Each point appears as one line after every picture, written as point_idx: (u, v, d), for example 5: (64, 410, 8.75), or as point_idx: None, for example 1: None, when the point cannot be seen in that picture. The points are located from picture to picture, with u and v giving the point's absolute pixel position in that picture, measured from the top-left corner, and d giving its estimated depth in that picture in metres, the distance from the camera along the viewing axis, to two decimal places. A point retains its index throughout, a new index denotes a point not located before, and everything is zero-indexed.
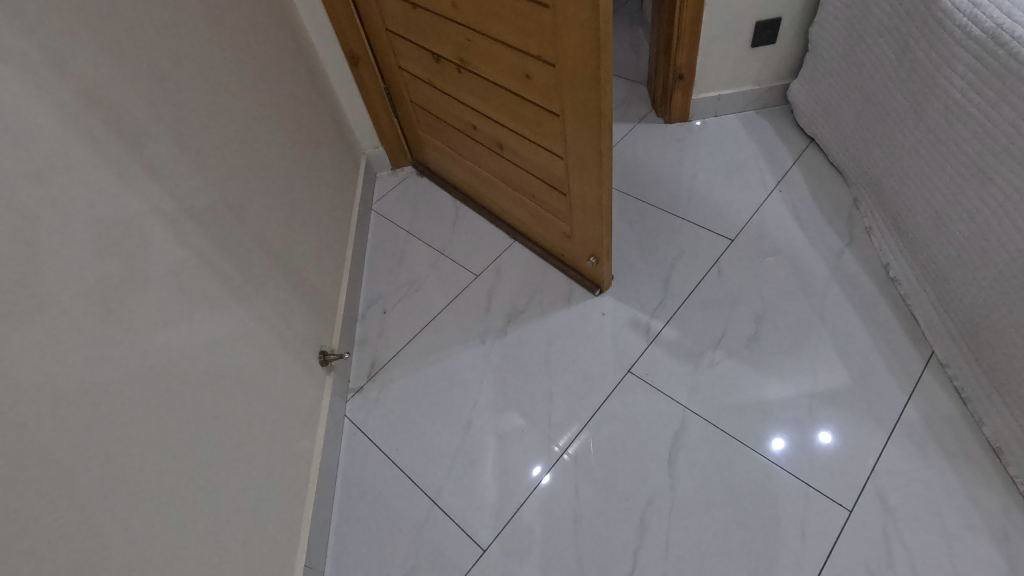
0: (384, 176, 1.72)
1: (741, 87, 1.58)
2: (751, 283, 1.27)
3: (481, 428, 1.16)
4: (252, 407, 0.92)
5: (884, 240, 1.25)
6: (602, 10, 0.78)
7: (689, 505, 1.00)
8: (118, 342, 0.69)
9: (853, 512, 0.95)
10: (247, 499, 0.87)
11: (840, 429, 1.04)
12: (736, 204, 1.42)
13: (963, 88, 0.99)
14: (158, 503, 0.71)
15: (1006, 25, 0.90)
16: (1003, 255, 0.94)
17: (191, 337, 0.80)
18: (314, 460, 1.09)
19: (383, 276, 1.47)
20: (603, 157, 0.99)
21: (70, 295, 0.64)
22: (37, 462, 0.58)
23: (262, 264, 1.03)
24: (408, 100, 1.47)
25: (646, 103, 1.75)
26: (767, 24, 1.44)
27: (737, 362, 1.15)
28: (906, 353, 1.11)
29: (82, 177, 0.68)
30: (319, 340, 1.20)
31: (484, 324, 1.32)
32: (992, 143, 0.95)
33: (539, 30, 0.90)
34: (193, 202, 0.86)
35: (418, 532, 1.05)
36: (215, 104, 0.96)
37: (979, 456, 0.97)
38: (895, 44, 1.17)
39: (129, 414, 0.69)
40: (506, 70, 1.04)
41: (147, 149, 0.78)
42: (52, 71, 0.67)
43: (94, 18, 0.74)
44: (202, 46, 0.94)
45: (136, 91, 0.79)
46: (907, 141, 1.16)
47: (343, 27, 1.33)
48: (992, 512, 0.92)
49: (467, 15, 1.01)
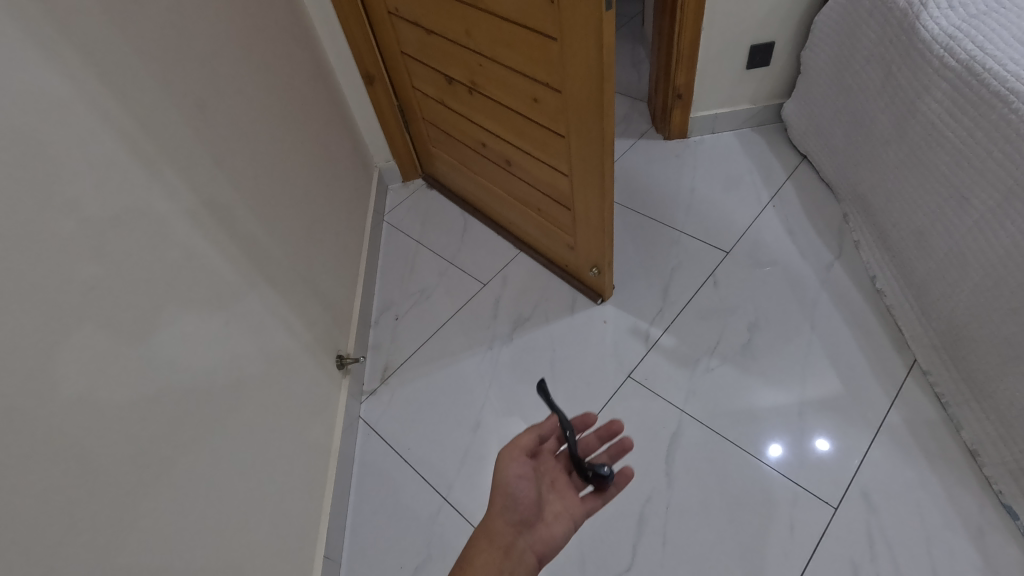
0: (395, 188, 1.79)
1: (737, 105, 1.66)
2: (746, 293, 1.33)
3: (488, 429, 1.22)
4: (275, 408, 0.99)
5: (871, 253, 1.32)
6: (605, 45, 0.85)
7: (684, 504, 1.06)
8: (159, 343, 0.75)
9: (838, 509, 1.01)
10: (271, 494, 0.94)
11: (827, 434, 1.10)
12: (732, 217, 1.49)
13: (942, 113, 1.07)
14: (195, 493, 0.77)
15: (979, 58, 0.99)
16: (978, 270, 1.01)
17: (221, 342, 0.87)
18: (331, 458, 1.15)
19: (395, 284, 1.53)
20: (605, 176, 1.06)
21: (125, 303, 0.71)
22: (101, 451, 0.65)
23: (284, 273, 1.10)
24: (420, 117, 1.54)
25: (646, 120, 1.82)
26: (761, 48, 1.51)
27: (731, 368, 1.22)
28: (890, 361, 1.17)
29: (136, 196, 0.75)
30: (335, 344, 1.27)
31: (491, 330, 1.39)
32: (969, 165, 1.02)
33: (548, 59, 0.97)
34: (224, 218, 0.93)
35: (429, 527, 1.12)
36: (243, 125, 1.03)
37: (957, 457, 1.03)
38: (880, 70, 1.25)
39: (169, 410, 0.75)
40: (515, 93, 1.12)
41: (187, 169, 0.86)
42: (112, 101, 0.74)
43: (144, 51, 0.81)
44: (233, 71, 1.02)
45: (178, 116, 0.86)
46: (891, 161, 1.23)
47: (361, 50, 1.41)
48: (969, 510, 0.98)
49: (480, 43, 1.08)
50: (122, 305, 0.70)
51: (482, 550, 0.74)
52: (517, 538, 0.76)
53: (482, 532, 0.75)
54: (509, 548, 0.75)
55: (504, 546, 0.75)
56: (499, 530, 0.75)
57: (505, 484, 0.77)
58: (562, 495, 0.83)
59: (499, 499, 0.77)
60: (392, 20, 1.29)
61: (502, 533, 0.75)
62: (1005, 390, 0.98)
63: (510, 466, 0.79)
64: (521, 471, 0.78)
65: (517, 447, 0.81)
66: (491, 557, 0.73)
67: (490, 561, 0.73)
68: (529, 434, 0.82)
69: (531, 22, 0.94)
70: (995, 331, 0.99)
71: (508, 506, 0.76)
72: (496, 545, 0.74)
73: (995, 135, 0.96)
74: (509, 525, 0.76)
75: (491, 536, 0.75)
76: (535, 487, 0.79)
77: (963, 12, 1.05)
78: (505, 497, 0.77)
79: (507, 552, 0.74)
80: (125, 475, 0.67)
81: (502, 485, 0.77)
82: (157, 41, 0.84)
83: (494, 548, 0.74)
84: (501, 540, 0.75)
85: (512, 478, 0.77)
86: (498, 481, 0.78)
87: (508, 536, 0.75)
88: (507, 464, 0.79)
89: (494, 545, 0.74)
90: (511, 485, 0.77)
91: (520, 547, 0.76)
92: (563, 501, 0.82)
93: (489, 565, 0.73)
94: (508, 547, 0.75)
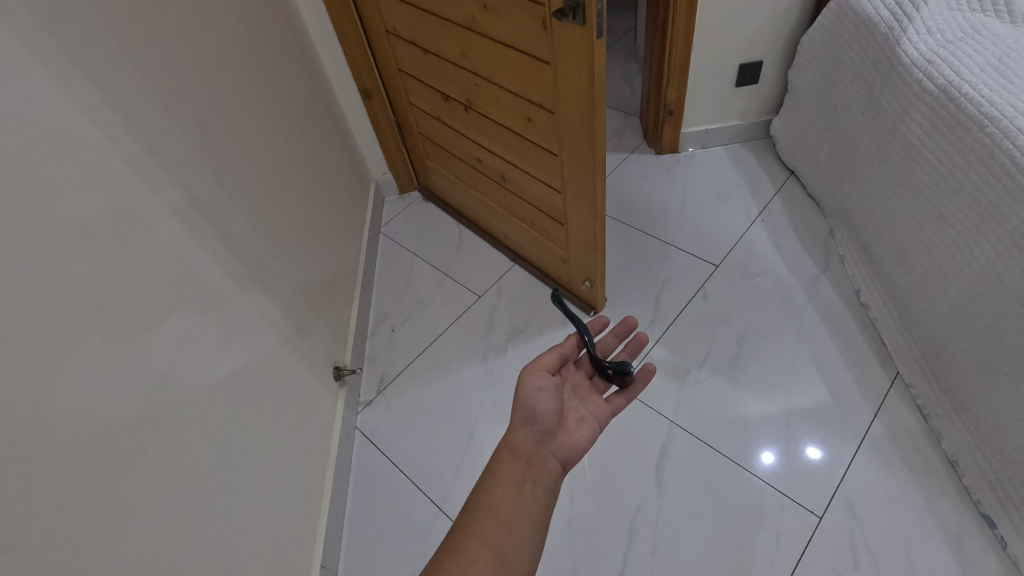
0: (392, 200, 1.82)
1: (727, 121, 1.70)
2: (735, 305, 1.36)
3: (482, 439, 1.25)
4: (274, 418, 1.01)
5: (856, 267, 1.35)
6: (597, 71, 0.88)
7: (673, 512, 1.09)
8: (158, 358, 0.77)
9: (823, 518, 1.04)
10: (270, 505, 0.96)
11: (813, 444, 1.13)
12: (721, 231, 1.53)
13: (921, 135, 1.11)
14: (195, 504, 0.79)
15: (956, 83, 1.03)
16: (956, 287, 1.05)
17: (221, 356, 0.89)
18: (327, 468, 1.17)
19: (391, 295, 1.56)
20: (597, 194, 1.09)
21: (130, 320, 0.73)
22: (104, 463, 0.67)
23: (283, 287, 1.12)
24: (416, 132, 1.58)
25: (638, 134, 1.86)
26: (749, 67, 1.56)
27: (720, 379, 1.25)
28: (874, 373, 1.20)
29: (141, 216, 0.78)
30: (333, 356, 1.29)
31: (486, 341, 1.41)
32: (947, 185, 1.06)
33: (541, 82, 1.01)
34: (225, 234, 0.96)
35: (425, 535, 1.14)
36: (244, 143, 1.06)
37: (937, 467, 1.07)
38: (863, 91, 1.29)
39: (169, 422, 0.77)
40: (510, 113, 1.15)
41: (190, 189, 0.88)
42: (119, 125, 0.77)
43: (149, 76, 0.84)
44: (235, 90, 1.05)
45: (183, 137, 0.89)
46: (874, 178, 1.27)
47: (359, 67, 1.45)
48: (949, 519, 1.01)
49: (476, 64, 1.12)
50: (124, 322, 0.72)
51: (505, 460, 0.74)
52: (539, 446, 0.77)
53: (505, 442, 0.76)
54: (532, 458, 0.75)
55: (527, 457, 0.75)
56: (521, 440, 0.76)
57: (526, 397, 0.79)
58: (586, 401, 0.88)
59: (519, 413, 0.78)
60: (390, 39, 1.32)
61: (525, 443, 0.76)
62: (983, 402, 1.01)
63: (533, 378, 0.81)
64: (543, 379, 0.81)
65: (539, 366, 0.84)
66: (514, 465, 0.73)
67: (514, 470, 0.73)
68: (551, 355, 0.87)
69: (525, 47, 0.97)
70: (972, 345, 1.02)
71: (528, 418, 0.78)
72: (518, 455, 0.74)
73: (970, 156, 1.00)
74: (531, 435, 0.77)
75: (513, 446, 0.75)
76: (556, 401, 0.81)
77: (941, 38, 1.10)
78: (525, 408, 0.79)
79: (530, 462, 0.74)
80: (126, 484, 0.69)
81: (523, 398, 0.79)
82: (163, 66, 0.87)
83: (516, 459, 0.74)
84: (523, 451, 0.75)
85: (533, 391, 0.80)
86: (519, 397, 0.80)
87: (530, 446, 0.76)
88: (529, 376, 0.82)
89: (516, 456, 0.74)
90: (534, 397, 0.79)
91: (543, 455, 0.76)
92: (587, 406, 0.86)
93: (512, 474, 0.73)
94: (531, 457, 0.75)
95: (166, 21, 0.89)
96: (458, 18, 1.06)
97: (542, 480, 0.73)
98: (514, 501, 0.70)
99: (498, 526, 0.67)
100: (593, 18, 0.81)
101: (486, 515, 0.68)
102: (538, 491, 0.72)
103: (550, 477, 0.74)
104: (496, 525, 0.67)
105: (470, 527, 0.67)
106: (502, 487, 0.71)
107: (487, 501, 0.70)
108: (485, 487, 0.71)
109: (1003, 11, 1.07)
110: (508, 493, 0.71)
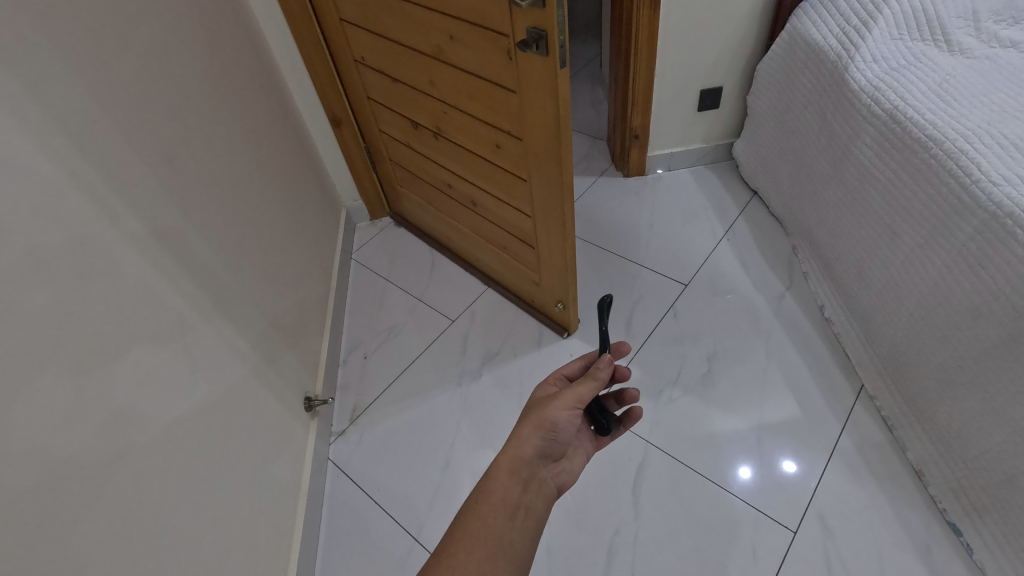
0: (363, 226, 1.82)
1: (691, 145, 1.75)
2: (705, 323, 1.39)
3: (458, 466, 1.23)
4: (243, 453, 0.98)
5: (818, 283, 1.40)
6: (561, 100, 0.90)
7: (651, 534, 1.09)
8: (117, 393, 0.74)
9: (797, 533, 1.05)
10: (237, 542, 0.92)
11: (786, 458, 1.15)
12: (689, 250, 1.56)
13: (872, 157, 1.17)
14: (160, 547, 0.76)
15: (901, 108, 1.09)
16: (913, 300, 1.09)
17: (188, 390, 0.87)
18: (298, 501, 1.13)
19: (363, 323, 1.54)
20: (566, 218, 1.11)
21: (93, 358, 0.72)
22: (66, 509, 0.64)
23: (251, 316, 1.10)
24: (386, 158, 1.58)
25: (606, 157, 1.90)
26: (710, 93, 1.61)
27: (692, 398, 1.26)
28: (840, 386, 1.23)
29: (102, 250, 0.76)
30: (303, 387, 1.26)
31: (461, 365, 1.41)
32: (898, 205, 1.11)
33: (507, 110, 1.03)
34: (194, 262, 0.95)
35: (401, 565, 1.11)
36: (211, 171, 1.05)
37: (903, 477, 1.09)
38: (817, 115, 1.35)
39: (130, 460, 0.74)
40: (478, 140, 1.17)
41: (158, 219, 0.88)
42: (84, 160, 0.76)
43: (116, 109, 0.84)
44: (201, 120, 1.04)
45: (149, 167, 0.88)
46: (832, 198, 1.32)
47: (329, 95, 1.46)
48: (917, 527, 1.03)
49: (444, 92, 1.14)
50: (83, 354, 0.70)
51: (502, 482, 0.71)
52: (539, 467, 0.76)
53: (507, 459, 0.74)
54: (529, 482, 0.73)
55: (525, 479, 0.73)
56: (525, 461, 0.74)
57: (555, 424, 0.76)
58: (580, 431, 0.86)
59: (535, 432, 0.76)
60: (359, 68, 1.34)
61: (527, 463, 0.74)
62: (942, 412, 1.05)
63: (569, 402, 0.77)
64: (575, 410, 0.78)
65: (576, 392, 0.78)
66: (511, 489, 0.71)
67: (510, 494, 0.71)
68: (591, 386, 0.78)
69: (491, 76, 0.99)
70: (931, 358, 1.06)
71: (544, 438, 0.76)
72: (517, 477, 0.73)
73: (918, 178, 1.05)
74: (534, 454, 0.75)
75: (515, 466, 0.73)
76: (574, 428, 0.79)
77: (885, 66, 1.16)
78: (542, 428, 0.76)
79: (528, 485, 0.73)
80: (81, 528, 0.66)
81: (546, 420, 0.76)
82: (128, 98, 0.87)
83: (514, 482, 0.72)
84: (522, 473, 0.73)
85: (564, 417, 0.76)
86: (543, 416, 0.76)
87: (531, 469, 0.74)
88: (566, 402, 0.77)
89: (515, 478, 0.73)
90: (560, 425, 0.76)
91: (540, 479, 0.75)
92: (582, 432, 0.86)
93: (508, 499, 0.71)
94: (529, 479, 0.73)
95: (131, 54, 0.89)
96: (425, 47, 1.07)
97: (535, 508, 0.72)
98: (503, 529, 0.68)
99: (483, 558, 0.65)
100: (557, 49, 0.84)
101: (473, 544, 0.66)
102: (530, 521, 0.70)
103: (543, 504, 0.73)
104: (482, 557, 0.65)
105: (455, 556, 0.64)
106: (495, 514, 0.69)
107: (474, 527, 0.67)
108: (474, 511, 0.69)
109: (941, 40, 1.14)
110: (500, 520, 0.68)
